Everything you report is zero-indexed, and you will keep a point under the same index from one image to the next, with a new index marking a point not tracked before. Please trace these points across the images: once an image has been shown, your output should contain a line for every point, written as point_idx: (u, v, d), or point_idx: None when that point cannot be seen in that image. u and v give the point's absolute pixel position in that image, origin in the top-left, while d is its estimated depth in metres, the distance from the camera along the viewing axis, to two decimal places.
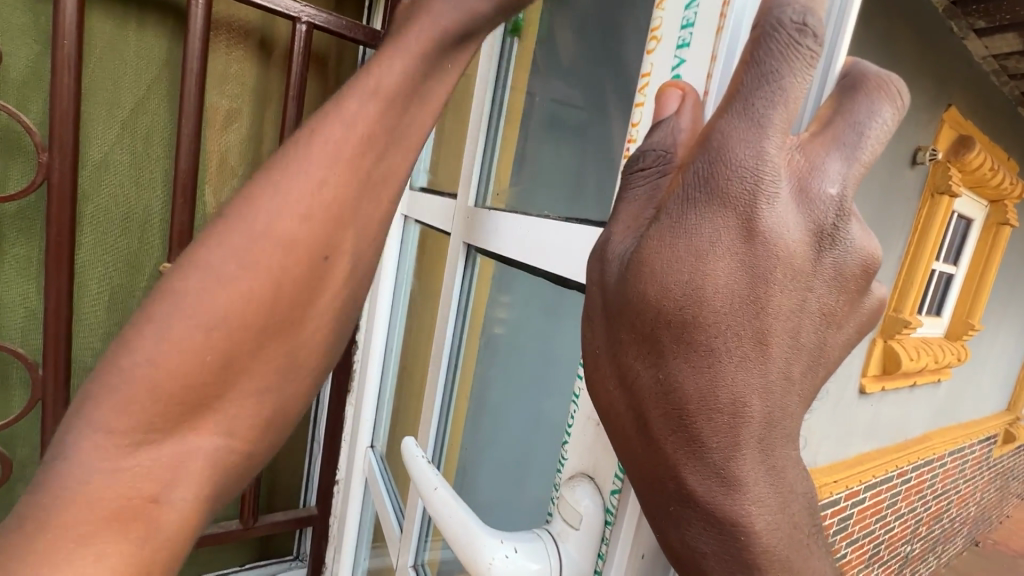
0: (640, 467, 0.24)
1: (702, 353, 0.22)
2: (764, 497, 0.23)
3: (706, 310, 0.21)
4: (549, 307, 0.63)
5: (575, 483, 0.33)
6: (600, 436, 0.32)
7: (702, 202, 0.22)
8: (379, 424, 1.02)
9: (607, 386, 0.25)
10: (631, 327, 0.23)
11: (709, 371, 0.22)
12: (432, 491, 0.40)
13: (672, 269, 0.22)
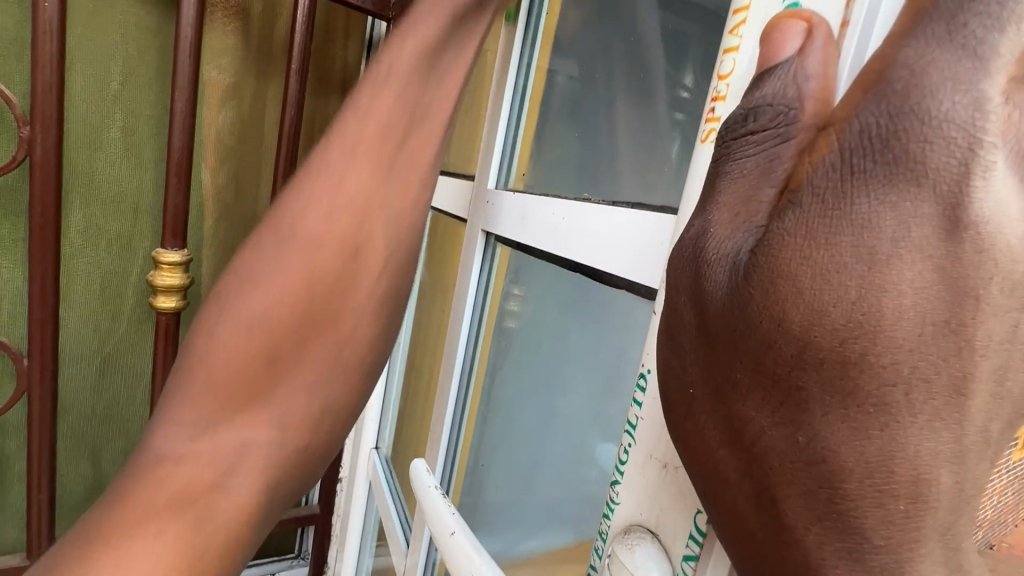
0: (755, 555, 0.17)
1: (870, 408, 0.14)
2: None
3: (883, 346, 0.14)
4: (577, 304, 0.56)
5: (633, 540, 0.25)
6: (674, 483, 0.24)
7: (877, 179, 0.14)
8: (384, 424, 0.95)
9: (706, 438, 0.17)
10: (752, 364, 0.16)
11: (882, 436, 0.14)
12: (449, 537, 0.33)
13: (829, 282, 0.14)
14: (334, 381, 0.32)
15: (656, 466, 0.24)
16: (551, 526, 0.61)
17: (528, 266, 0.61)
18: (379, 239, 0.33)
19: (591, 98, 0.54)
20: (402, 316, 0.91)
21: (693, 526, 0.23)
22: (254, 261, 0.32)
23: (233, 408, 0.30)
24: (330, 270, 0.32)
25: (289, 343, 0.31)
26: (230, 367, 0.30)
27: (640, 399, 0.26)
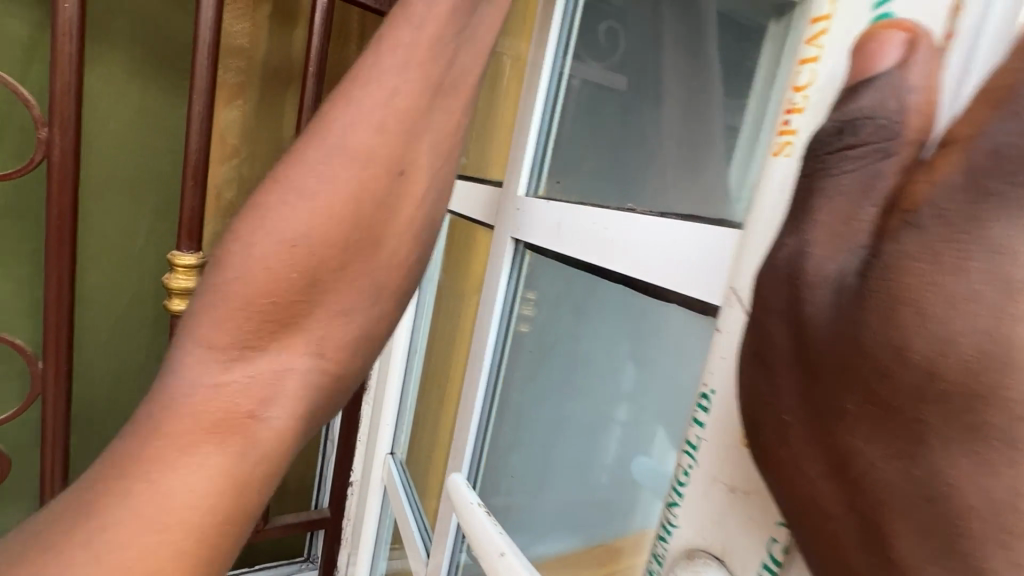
0: None
1: (1004, 446, 0.13)
2: None
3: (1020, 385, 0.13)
4: (613, 312, 0.56)
5: (697, 566, 0.24)
6: (743, 510, 0.23)
7: (1013, 199, 0.13)
8: (400, 428, 0.94)
9: (804, 466, 0.17)
10: (861, 394, 0.15)
11: (1017, 475, 0.13)
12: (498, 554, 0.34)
13: (955, 310, 0.13)
14: (382, 296, 0.36)
15: (722, 491, 0.24)
16: (579, 527, 0.61)
17: (561, 271, 0.60)
18: (423, 166, 0.36)
19: (606, 107, 0.60)
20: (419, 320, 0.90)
21: (766, 555, 0.22)
22: (266, 218, 0.32)
23: (278, 321, 0.32)
24: (373, 196, 0.33)
25: (331, 267, 0.33)
26: (274, 275, 0.31)
27: (701, 420, 0.25)
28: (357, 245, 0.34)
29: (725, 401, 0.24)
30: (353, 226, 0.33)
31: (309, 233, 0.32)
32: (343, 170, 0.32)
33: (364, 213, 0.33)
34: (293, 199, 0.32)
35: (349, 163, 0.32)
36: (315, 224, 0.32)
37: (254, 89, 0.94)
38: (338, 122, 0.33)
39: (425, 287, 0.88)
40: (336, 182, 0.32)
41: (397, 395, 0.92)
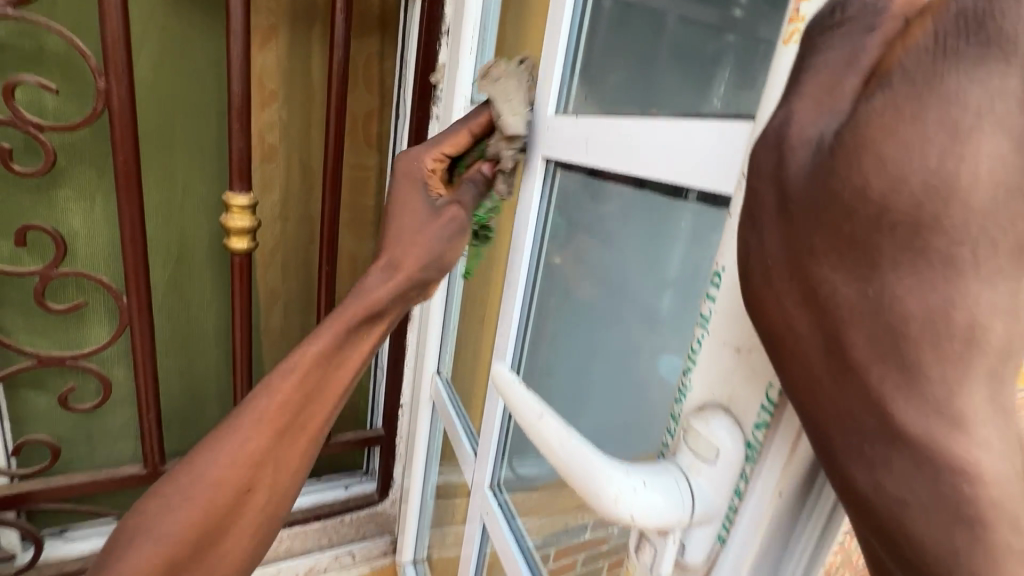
0: (814, 399, 0.20)
1: (937, 265, 0.16)
2: (993, 441, 0.18)
3: (956, 208, 0.16)
4: (648, 236, 0.57)
5: (707, 415, 0.28)
6: (746, 364, 0.27)
7: (967, 54, 0.16)
8: (444, 350, 1.02)
9: (783, 303, 0.20)
10: (832, 231, 0.18)
11: (947, 286, 0.17)
12: (538, 420, 0.33)
13: (911, 153, 0.16)
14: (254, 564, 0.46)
15: (727, 352, 0.28)
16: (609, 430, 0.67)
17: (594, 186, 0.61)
18: (258, 501, 0.44)
19: (632, 22, 0.59)
20: None
21: (764, 398, 0.26)
22: (188, 473, 0.42)
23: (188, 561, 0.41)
24: (226, 496, 0.43)
25: (203, 545, 0.42)
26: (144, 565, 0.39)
27: (714, 294, 0.29)
28: (231, 516, 0.43)
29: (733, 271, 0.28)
30: (242, 485, 0.43)
31: (199, 499, 0.42)
32: (237, 445, 0.43)
33: (257, 483, 0.44)
34: (178, 501, 0.41)
35: (215, 479, 0.42)
36: (191, 514, 0.41)
37: (287, 29, 0.96)
38: (255, 408, 0.45)
39: None
40: (209, 469, 0.43)
41: (440, 323, 0.99)
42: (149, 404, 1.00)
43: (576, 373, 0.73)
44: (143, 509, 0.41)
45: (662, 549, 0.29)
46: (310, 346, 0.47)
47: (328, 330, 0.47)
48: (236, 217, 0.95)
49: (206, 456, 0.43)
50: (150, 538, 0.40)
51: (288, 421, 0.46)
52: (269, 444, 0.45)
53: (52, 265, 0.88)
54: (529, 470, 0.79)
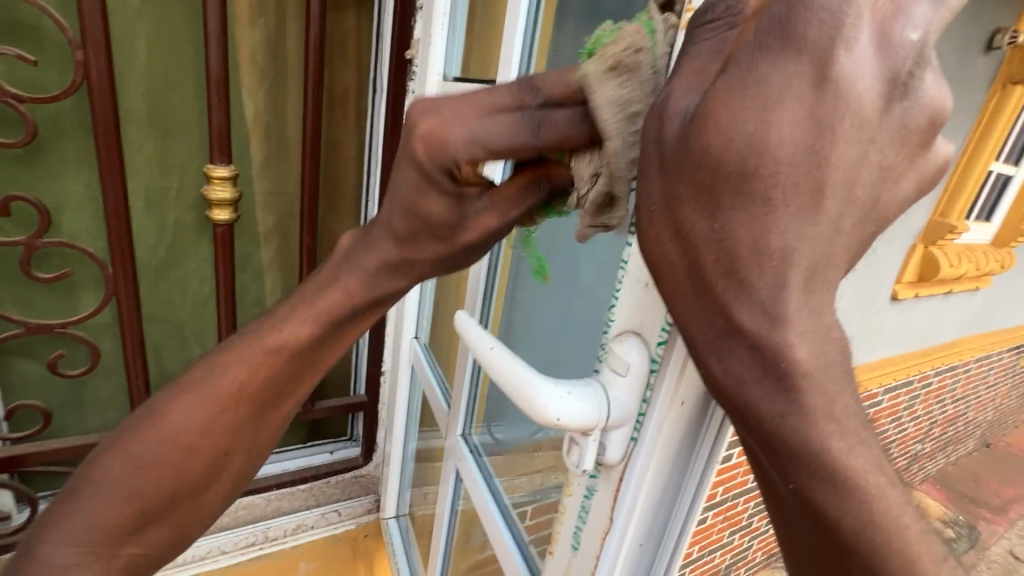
0: (686, 310, 0.26)
1: (758, 202, 0.23)
2: (806, 331, 0.24)
3: (768, 160, 0.23)
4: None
5: (621, 338, 0.35)
6: (650, 294, 0.34)
7: (777, 48, 0.22)
8: (422, 316, 1.08)
9: (660, 238, 0.26)
10: (690, 179, 0.24)
11: (765, 218, 0.23)
12: (488, 350, 0.40)
13: (739, 119, 0.22)
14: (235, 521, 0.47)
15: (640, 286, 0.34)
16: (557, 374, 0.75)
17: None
18: (240, 459, 0.44)
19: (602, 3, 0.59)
20: None
21: (663, 321, 0.33)
22: (169, 417, 0.42)
23: (158, 511, 0.42)
24: (200, 465, 0.42)
25: (177, 501, 0.43)
26: (117, 510, 0.41)
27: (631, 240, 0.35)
28: (210, 480, 0.43)
29: None
30: (220, 448, 0.43)
31: (168, 455, 0.41)
32: (210, 411, 0.42)
33: (241, 436, 0.44)
34: (148, 459, 0.41)
35: (196, 437, 0.42)
36: (164, 470, 0.42)
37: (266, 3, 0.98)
38: (235, 364, 0.42)
39: None
40: (189, 420, 0.42)
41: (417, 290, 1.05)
42: (138, 369, 1.04)
43: (536, 332, 0.81)
44: (104, 463, 0.41)
45: (585, 447, 0.36)
46: (305, 309, 0.43)
47: (331, 297, 0.43)
48: (218, 188, 0.99)
49: (178, 415, 0.42)
50: (120, 477, 0.41)
51: (281, 385, 0.44)
52: (253, 412, 0.43)
53: (38, 234, 0.91)
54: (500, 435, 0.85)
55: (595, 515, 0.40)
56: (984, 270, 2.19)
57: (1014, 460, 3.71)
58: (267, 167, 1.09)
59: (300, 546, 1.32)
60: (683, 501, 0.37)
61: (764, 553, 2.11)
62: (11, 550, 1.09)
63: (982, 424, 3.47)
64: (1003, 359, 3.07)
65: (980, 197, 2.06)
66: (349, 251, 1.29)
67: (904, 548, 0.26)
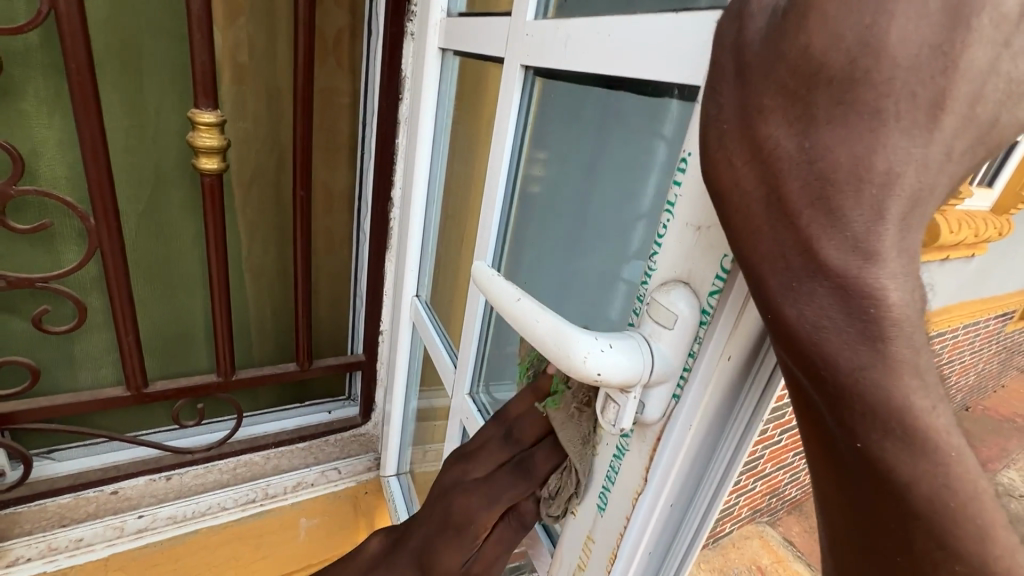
0: (758, 244, 0.23)
1: (864, 114, 0.20)
2: (899, 274, 0.21)
3: (886, 64, 0.20)
4: (624, 160, 0.56)
5: (668, 288, 0.32)
6: (704, 238, 0.30)
7: None
8: (423, 273, 1.04)
9: (732, 162, 0.24)
10: (778, 87, 0.22)
11: (871, 134, 0.20)
12: (515, 302, 0.36)
13: (849, 14, 0.20)
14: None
15: (689, 230, 0.31)
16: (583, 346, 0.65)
17: (578, 96, 0.59)
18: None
19: None
20: (433, 174, 0.95)
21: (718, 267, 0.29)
22: None
23: None
24: None
25: None
26: None
27: (679, 180, 0.32)
28: None
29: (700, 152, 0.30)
30: None
31: None
32: None
33: None
34: None
35: None
36: None
37: None
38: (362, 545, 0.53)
39: (438, 133, 0.91)
40: None
41: (418, 246, 1.00)
42: (127, 326, 1.00)
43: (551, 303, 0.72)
44: None
45: (623, 405, 0.33)
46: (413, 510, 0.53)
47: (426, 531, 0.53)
48: (204, 135, 0.92)
49: None
50: None
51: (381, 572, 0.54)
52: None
53: (11, 181, 0.84)
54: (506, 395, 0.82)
55: (627, 472, 0.38)
56: (983, 237, 2.18)
57: (991, 423, 3.83)
58: (254, 113, 1.03)
59: (301, 502, 1.28)
60: (715, 468, 0.35)
61: (749, 508, 2.20)
62: (8, 506, 1.07)
63: (965, 388, 3.57)
64: (989, 327, 3.12)
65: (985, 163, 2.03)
66: (345, 207, 1.23)
67: (973, 514, 0.24)
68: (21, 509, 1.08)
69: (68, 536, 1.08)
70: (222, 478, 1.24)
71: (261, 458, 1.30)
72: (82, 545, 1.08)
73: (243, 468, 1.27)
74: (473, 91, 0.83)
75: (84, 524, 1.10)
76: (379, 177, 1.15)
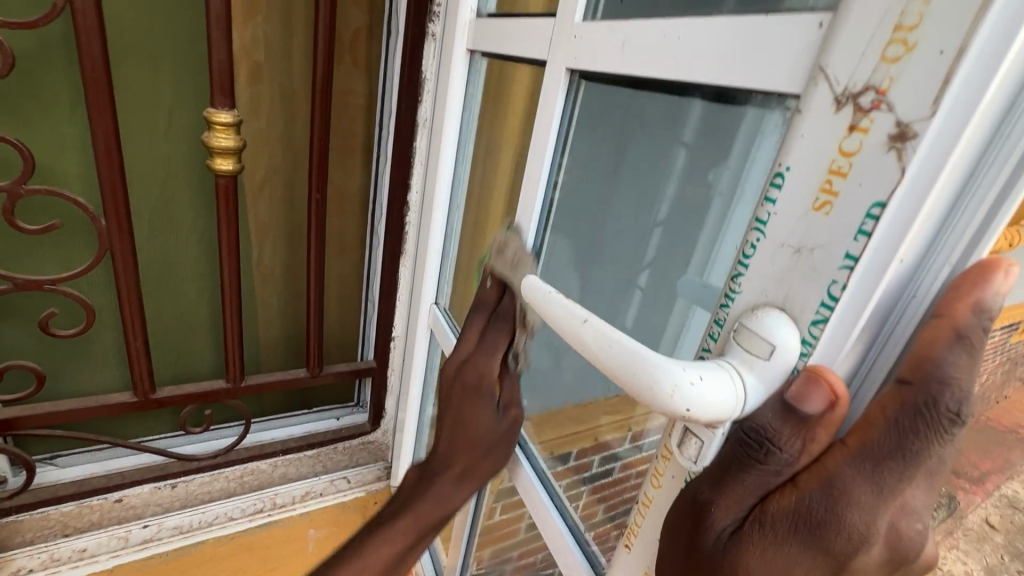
0: (817, 262, 0.27)
1: (950, 172, 0.23)
2: (890, 460, 0.24)
3: (977, 127, 0.22)
4: (646, 168, 0.59)
5: (762, 313, 0.29)
6: (803, 261, 0.27)
7: None
8: (442, 281, 1.01)
9: (815, 174, 0.27)
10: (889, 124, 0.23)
11: (938, 192, 0.23)
12: (583, 326, 0.34)
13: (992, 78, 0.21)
14: None
15: (788, 253, 0.28)
16: None
17: (610, 95, 0.59)
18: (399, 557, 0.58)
19: None
20: (457, 180, 0.92)
21: (824, 296, 0.26)
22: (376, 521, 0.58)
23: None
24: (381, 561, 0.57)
25: None
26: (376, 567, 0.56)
27: (774, 197, 0.29)
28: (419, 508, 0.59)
29: (803, 172, 0.27)
30: (394, 551, 0.58)
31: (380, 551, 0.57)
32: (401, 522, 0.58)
33: (407, 535, 0.59)
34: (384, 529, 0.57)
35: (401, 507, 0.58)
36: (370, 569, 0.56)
37: None
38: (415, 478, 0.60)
39: (463, 136, 0.89)
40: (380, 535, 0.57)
41: (438, 252, 0.98)
42: (136, 331, 0.97)
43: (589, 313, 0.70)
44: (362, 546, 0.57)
45: (709, 443, 0.31)
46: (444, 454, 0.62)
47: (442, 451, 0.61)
48: (220, 136, 0.89)
49: (374, 532, 0.57)
50: (354, 571, 0.55)
51: (437, 480, 0.61)
52: (417, 513, 0.59)
53: (22, 181, 0.81)
54: None
55: None
56: None
57: None
58: (269, 113, 1.00)
59: (309, 513, 1.26)
60: None
61: None
62: (9, 514, 1.04)
63: None
64: None
65: None
66: (359, 208, 1.21)
67: None
68: (23, 516, 1.05)
69: (71, 546, 1.06)
70: (228, 486, 1.21)
71: (269, 466, 1.27)
72: (85, 555, 1.06)
73: (250, 476, 1.24)
74: (503, 95, 0.81)
75: (88, 535, 1.07)
76: (395, 181, 1.12)
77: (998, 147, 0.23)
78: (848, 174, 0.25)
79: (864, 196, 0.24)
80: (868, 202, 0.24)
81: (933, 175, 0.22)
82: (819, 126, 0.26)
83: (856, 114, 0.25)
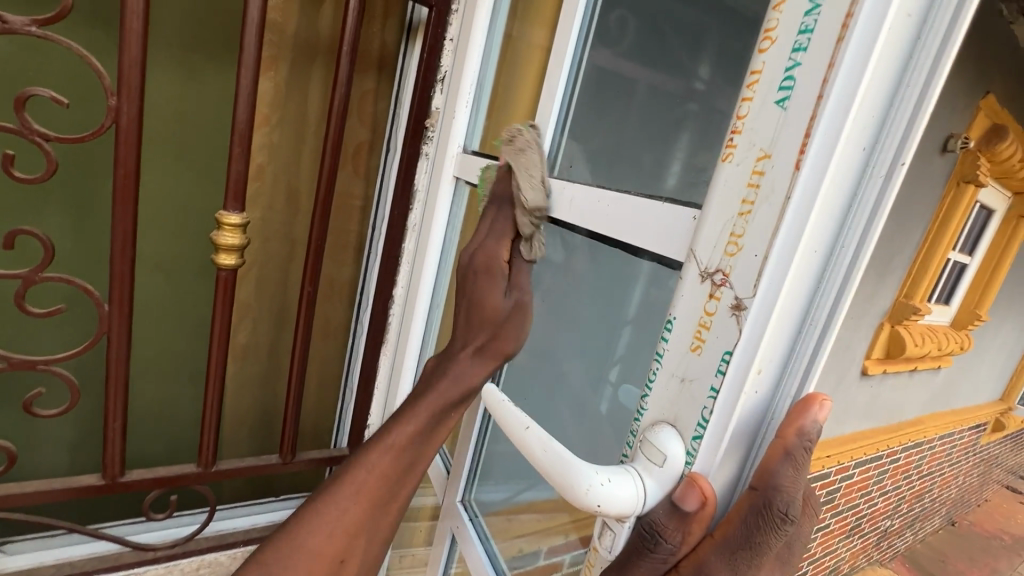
0: (694, 391, 0.36)
1: (772, 334, 0.33)
2: (742, 549, 0.33)
3: (783, 307, 0.32)
4: (599, 292, 0.70)
5: (658, 428, 0.37)
6: (686, 389, 0.36)
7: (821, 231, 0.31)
8: (419, 373, 1.08)
9: (691, 326, 0.37)
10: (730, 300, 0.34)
11: (768, 347, 0.33)
12: (524, 431, 0.41)
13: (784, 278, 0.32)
14: None
15: (676, 381, 0.37)
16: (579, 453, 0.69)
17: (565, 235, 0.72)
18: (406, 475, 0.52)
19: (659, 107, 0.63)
20: (439, 282, 1.03)
21: (699, 417, 0.35)
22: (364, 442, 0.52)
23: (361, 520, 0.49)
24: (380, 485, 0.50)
25: None
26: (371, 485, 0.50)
27: (667, 337, 0.39)
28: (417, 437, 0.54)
29: (684, 323, 0.37)
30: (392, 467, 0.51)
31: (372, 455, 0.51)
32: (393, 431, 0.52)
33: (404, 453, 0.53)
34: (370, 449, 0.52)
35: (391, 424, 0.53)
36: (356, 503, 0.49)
37: (286, 62, 1.04)
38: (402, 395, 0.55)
39: (447, 246, 1.01)
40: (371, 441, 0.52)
41: (418, 345, 1.06)
42: (116, 414, 1.00)
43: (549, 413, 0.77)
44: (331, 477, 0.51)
45: (619, 533, 0.37)
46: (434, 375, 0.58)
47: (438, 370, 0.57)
48: (227, 235, 0.99)
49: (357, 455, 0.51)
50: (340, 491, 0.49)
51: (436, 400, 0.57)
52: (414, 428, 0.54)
53: (39, 269, 0.88)
54: (490, 495, 0.90)
55: None
56: (945, 351, 2.31)
57: (978, 540, 3.74)
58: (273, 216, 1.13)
59: None
60: None
61: None
62: None
63: (947, 502, 3.54)
64: (963, 439, 3.19)
65: (940, 281, 2.22)
66: (346, 299, 1.30)
67: None
68: None
69: None
70: None
71: (227, 558, 1.23)
72: None
73: (206, 569, 1.20)
74: (482, 214, 0.94)
75: None
76: (382, 278, 1.22)
77: (805, 320, 0.33)
78: (710, 328, 0.35)
79: (719, 345, 0.34)
80: (722, 350, 0.34)
81: (759, 335, 0.33)
82: (691, 292, 0.37)
83: (713, 287, 0.35)
